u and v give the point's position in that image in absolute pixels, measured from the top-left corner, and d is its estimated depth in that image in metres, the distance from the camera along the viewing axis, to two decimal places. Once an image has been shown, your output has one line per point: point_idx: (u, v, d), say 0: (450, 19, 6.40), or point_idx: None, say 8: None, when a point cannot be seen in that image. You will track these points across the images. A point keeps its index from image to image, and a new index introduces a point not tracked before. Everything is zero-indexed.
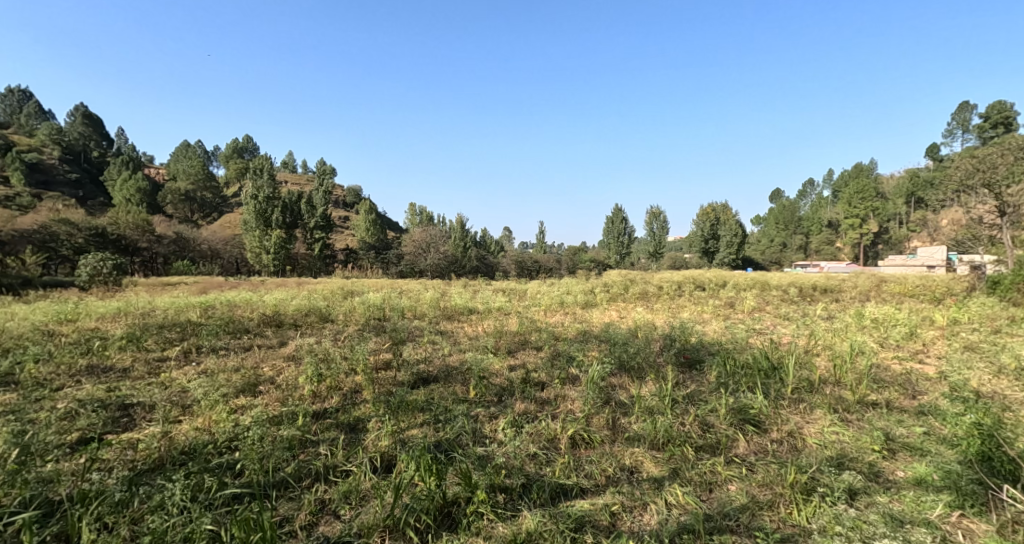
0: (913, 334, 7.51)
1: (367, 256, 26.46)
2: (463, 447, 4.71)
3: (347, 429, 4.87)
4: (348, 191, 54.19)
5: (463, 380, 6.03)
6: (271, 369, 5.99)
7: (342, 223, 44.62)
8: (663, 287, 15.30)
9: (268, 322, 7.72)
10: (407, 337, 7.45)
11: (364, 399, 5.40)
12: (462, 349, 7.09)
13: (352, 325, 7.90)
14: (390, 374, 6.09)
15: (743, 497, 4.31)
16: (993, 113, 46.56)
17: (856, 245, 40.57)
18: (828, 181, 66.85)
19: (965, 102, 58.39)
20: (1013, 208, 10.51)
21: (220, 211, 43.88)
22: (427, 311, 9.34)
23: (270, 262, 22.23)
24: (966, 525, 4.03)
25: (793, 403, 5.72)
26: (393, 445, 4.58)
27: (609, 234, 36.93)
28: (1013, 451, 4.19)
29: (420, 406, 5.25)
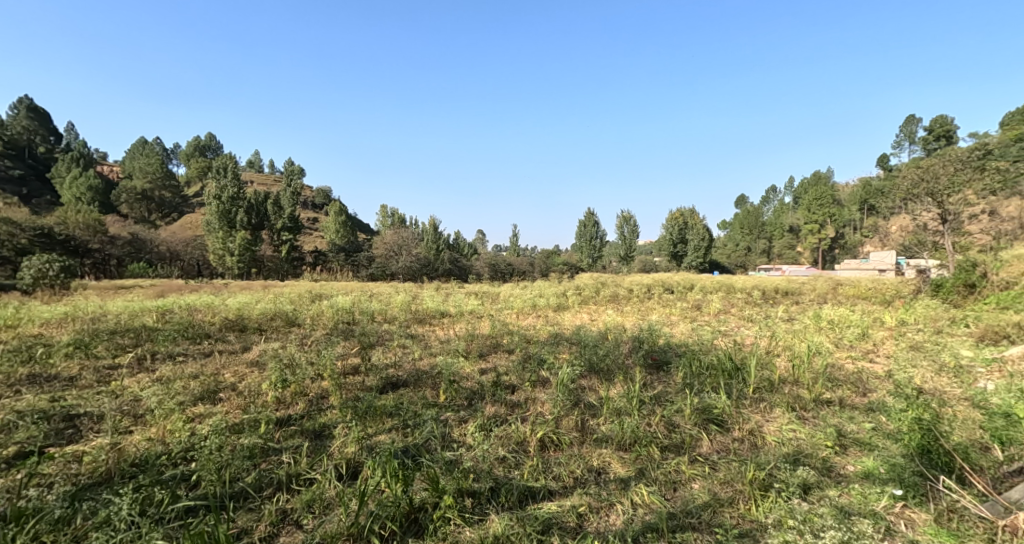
0: (865, 334, 7.86)
1: (337, 259, 26.23)
2: (431, 452, 4.76)
3: (312, 436, 4.89)
4: (317, 192, 53.36)
5: (433, 384, 6.10)
6: (233, 375, 5.96)
7: (310, 224, 44.32)
8: (633, 290, 15.58)
9: (231, 326, 7.66)
10: (376, 341, 7.47)
11: (330, 405, 5.43)
12: (432, 353, 7.14)
13: (319, 329, 7.88)
14: (358, 379, 6.13)
15: (705, 495, 4.47)
16: (936, 127, 49.18)
17: (815, 250, 41.96)
18: (789, 187, 68.71)
19: (910, 116, 61.14)
20: (954, 216, 11.09)
21: (182, 212, 42.81)
22: (398, 315, 9.35)
23: (235, 264, 21.86)
24: (909, 515, 4.21)
25: (753, 403, 5.94)
26: (360, 451, 4.61)
27: (580, 238, 37.27)
28: (951, 445, 4.46)
29: (387, 410, 5.30)
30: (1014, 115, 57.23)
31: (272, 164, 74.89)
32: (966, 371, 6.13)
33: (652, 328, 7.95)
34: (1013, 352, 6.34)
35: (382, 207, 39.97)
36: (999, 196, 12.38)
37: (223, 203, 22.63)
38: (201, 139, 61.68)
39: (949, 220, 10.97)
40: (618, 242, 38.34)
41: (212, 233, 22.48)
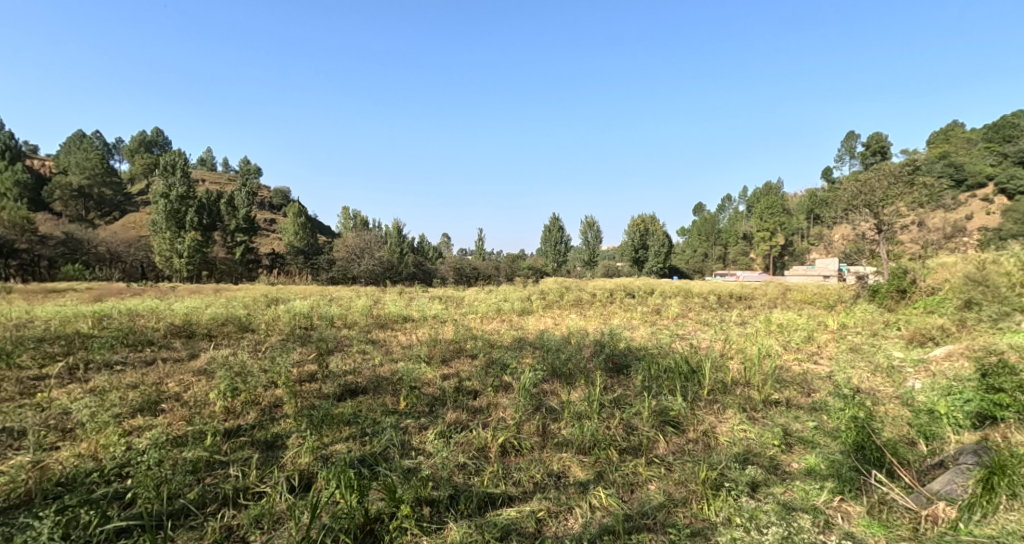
0: (810, 337, 8.27)
1: (295, 263, 25.80)
2: (389, 460, 4.82)
3: (263, 447, 4.88)
4: (274, 191, 52.35)
5: (394, 390, 6.15)
6: (178, 384, 5.89)
7: (266, 226, 43.30)
8: (596, 294, 15.82)
9: (177, 332, 7.54)
10: (335, 347, 7.45)
11: (284, 413, 5.43)
12: (393, 359, 7.17)
13: (274, 335, 7.82)
14: (314, 386, 6.12)
15: (661, 496, 4.65)
16: (872, 143, 51.97)
17: (767, 256, 43.57)
18: (741, 197, 70.78)
19: (850, 133, 64.23)
20: (888, 227, 11.76)
21: (124, 211, 41.13)
22: (358, 320, 9.32)
23: (183, 267, 21.15)
24: (845, 508, 4.42)
25: (707, 404, 6.20)
26: (314, 462, 4.63)
27: (545, 243, 37.49)
28: (881, 440, 4.72)
29: (345, 418, 5.33)
30: (939, 133, 61.10)
31: (224, 164, 73.17)
32: (897, 371, 6.54)
33: (613, 332, 8.16)
34: (938, 352, 6.80)
35: (343, 207, 39.38)
36: (926, 208, 13.25)
37: (172, 203, 21.57)
38: (143, 134, 59.87)
39: (885, 230, 11.66)
40: (582, 247, 38.71)
41: (158, 233, 21.53)
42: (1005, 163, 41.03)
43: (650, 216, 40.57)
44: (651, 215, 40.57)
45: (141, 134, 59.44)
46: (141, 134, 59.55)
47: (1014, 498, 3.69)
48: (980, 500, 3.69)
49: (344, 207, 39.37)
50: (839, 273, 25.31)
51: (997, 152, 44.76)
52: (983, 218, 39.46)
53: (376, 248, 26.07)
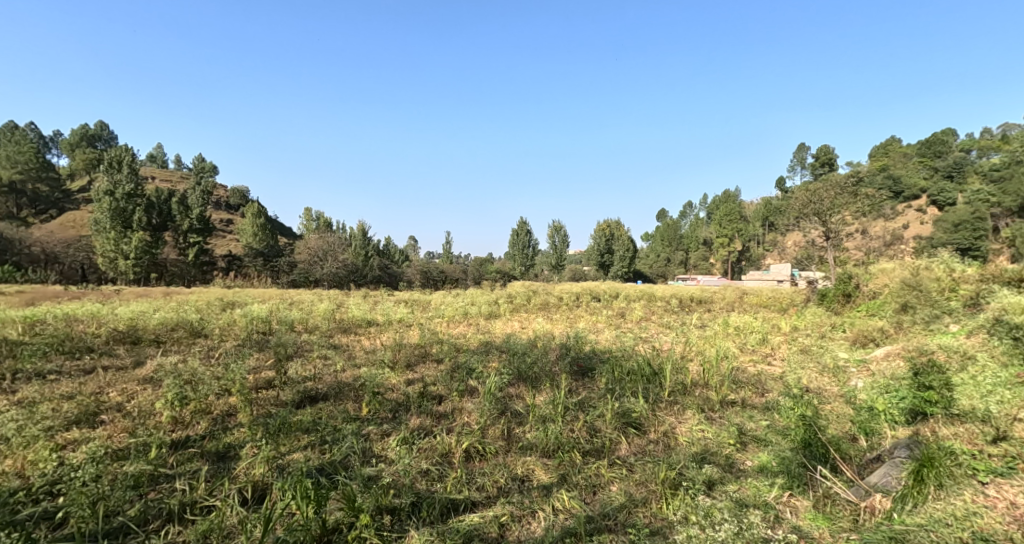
0: (765, 339, 8.59)
1: (254, 265, 25.24)
2: (349, 468, 4.83)
3: (214, 459, 4.84)
4: (230, 191, 51.07)
5: (356, 396, 6.17)
6: (120, 394, 5.78)
7: (222, 227, 42.27)
8: (562, 298, 16.00)
9: (121, 339, 7.39)
10: (295, 352, 7.40)
11: (237, 423, 5.40)
12: (355, 365, 7.16)
13: (228, 340, 7.71)
14: (272, 393, 6.09)
15: (622, 497, 4.77)
16: (820, 155, 54.08)
17: (725, 262, 44.79)
18: (700, 204, 72.58)
19: (800, 144, 66.78)
20: (836, 234, 12.32)
21: (61, 209, 39.36)
22: (320, 324, 9.27)
23: (129, 268, 20.41)
24: (794, 502, 4.59)
25: (668, 405, 6.41)
26: (268, 473, 4.61)
27: (513, 247, 37.66)
28: (827, 437, 4.94)
29: (303, 427, 5.32)
30: (880, 147, 64.22)
31: (176, 161, 71.00)
32: (842, 371, 6.88)
33: (578, 335, 8.32)
34: (879, 352, 7.18)
35: (308, 207, 38.79)
36: (870, 216, 13.97)
37: (117, 201, 20.95)
38: (83, 127, 57.49)
39: (833, 237, 12.24)
40: (549, 251, 39.07)
41: (102, 232, 20.73)
42: (937, 177, 43.61)
43: (615, 221, 41.22)
44: (616, 220, 41.20)
45: (83, 129, 57.25)
46: (83, 129, 57.33)
47: (941, 488, 3.87)
48: (911, 491, 3.85)
49: (309, 207, 38.78)
50: (791, 278, 26.34)
51: (933, 164, 47.45)
52: (919, 227, 41.78)
53: (340, 250, 25.75)
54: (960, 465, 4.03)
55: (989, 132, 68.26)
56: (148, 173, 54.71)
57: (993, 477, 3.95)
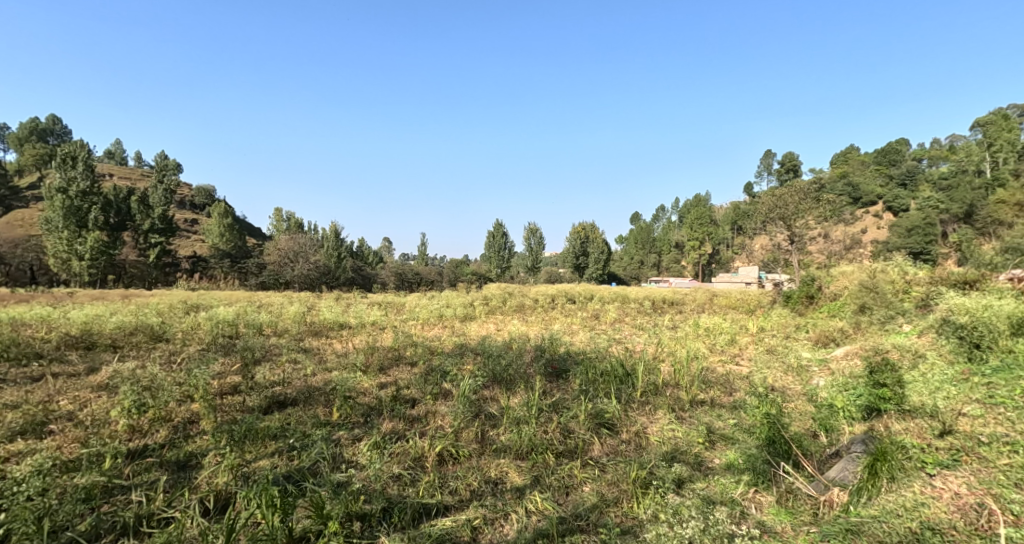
0: (733, 340, 8.80)
1: (221, 267, 24.41)
2: (318, 475, 4.82)
3: (174, 468, 4.78)
4: (195, 191, 49.97)
5: (326, 401, 6.15)
6: (72, 401, 5.66)
7: (187, 227, 41.32)
8: (537, 300, 16.08)
9: (74, 344, 7.23)
10: (262, 356, 7.34)
11: (199, 430, 5.35)
12: (326, 369, 7.13)
13: (192, 345, 7.61)
14: (238, 399, 6.03)
15: (594, 497, 4.84)
16: (785, 161, 55.49)
17: (696, 264, 45.59)
18: (672, 208, 73.72)
19: (767, 151, 68.41)
20: (800, 238, 12.71)
21: (11, 207, 37.87)
22: (289, 328, 9.19)
23: (84, 269, 19.74)
24: (759, 499, 4.65)
25: (640, 405, 6.54)
26: (232, 482, 4.56)
27: (489, 248, 37.73)
28: (789, 434, 5.01)
29: (271, 433, 5.29)
30: (842, 154, 66.36)
31: (136, 158, 69.14)
32: (806, 370, 7.11)
33: (553, 337, 8.42)
34: (838, 352, 7.44)
35: (275, 207, 37.99)
36: (831, 221, 14.47)
37: (71, 199, 20.38)
38: (36, 123, 55.56)
39: (797, 241, 12.63)
40: (524, 253, 39.26)
41: (53, 232, 20.03)
42: (892, 185, 45.32)
43: (590, 223, 41.54)
44: (592, 222, 41.51)
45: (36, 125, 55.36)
46: (36, 125, 55.42)
47: (892, 480, 4.05)
48: (866, 484, 3.99)
49: (276, 208, 37.99)
50: (758, 280, 27.02)
51: (887, 172, 49.41)
52: (876, 232, 43.34)
53: (311, 251, 25.42)
54: (909, 459, 4.22)
55: (938, 143, 71.39)
56: (108, 170, 53.10)
57: (939, 469, 4.13)
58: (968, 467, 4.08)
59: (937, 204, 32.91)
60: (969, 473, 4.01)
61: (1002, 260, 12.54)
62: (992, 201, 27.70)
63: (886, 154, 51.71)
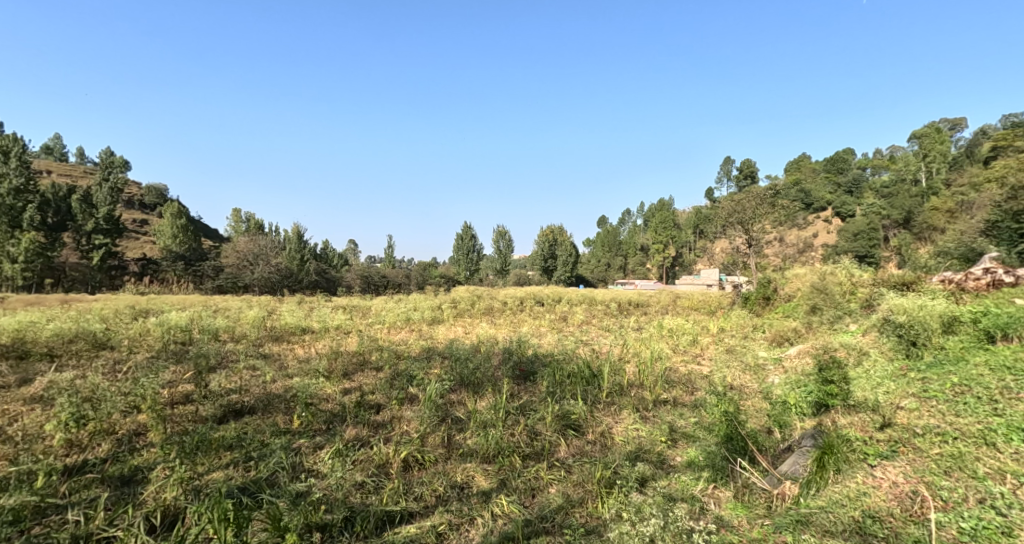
0: (694, 340, 9.04)
1: (173, 270, 23.48)
2: (276, 486, 4.78)
3: (117, 484, 4.67)
4: (145, 190, 48.32)
5: (286, 408, 6.11)
6: (5, 415, 5.46)
7: (138, 229, 39.94)
8: (506, 303, 16.13)
9: (7, 353, 6.95)
10: (218, 364, 7.22)
11: (145, 443, 5.25)
12: (287, 375, 7.07)
13: (140, 353, 7.44)
14: (190, 408, 5.93)
15: (559, 498, 4.92)
16: (744, 166, 57.15)
17: (661, 267, 46.43)
18: (637, 212, 74.93)
19: (726, 157, 70.16)
20: (757, 242, 13.15)
21: None
22: (248, 333, 9.06)
23: (17, 272, 18.15)
24: (717, 494, 4.70)
25: (605, 406, 6.68)
26: (182, 496, 4.46)
27: (457, 251, 37.64)
28: (745, 431, 5.15)
29: (226, 443, 5.23)
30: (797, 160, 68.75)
31: (79, 154, 66.49)
32: (762, 368, 7.38)
33: (521, 340, 8.50)
34: (792, 351, 7.73)
35: (235, 209, 37.27)
36: (785, 225, 15.05)
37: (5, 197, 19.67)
38: None
39: (755, 245, 13.07)
40: (494, 256, 39.26)
41: None
42: (839, 193, 47.44)
43: (557, 226, 41.81)
44: (559, 226, 41.80)
45: None
46: None
47: (838, 472, 4.27)
48: (815, 476, 4.19)
49: (235, 209, 37.27)
50: (719, 282, 27.82)
51: (836, 179, 51.57)
52: (827, 236, 45.06)
53: (272, 254, 25.02)
54: (853, 451, 4.45)
55: (879, 152, 75.05)
56: (53, 169, 50.93)
57: (880, 460, 4.36)
58: (904, 457, 4.32)
59: (880, 209, 34.57)
60: (905, 463, 4.25)
61: (935, 264, 13.38)
62: (927, 208, 29.35)
63: (833, 162, 53.90)
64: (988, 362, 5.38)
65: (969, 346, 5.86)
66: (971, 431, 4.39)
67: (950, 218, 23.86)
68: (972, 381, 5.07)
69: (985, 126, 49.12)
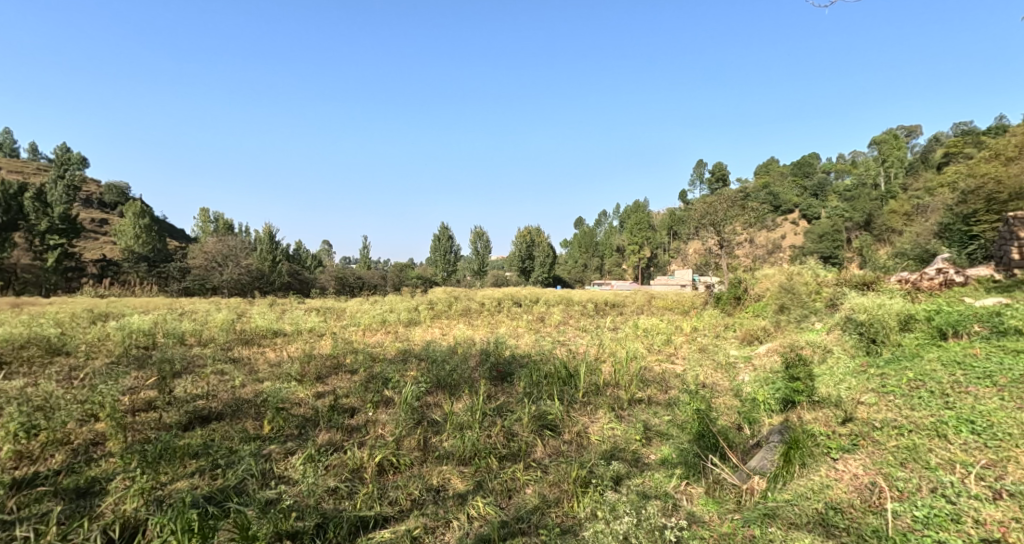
0: (669, 340, 9.18)
1: (136, 271, 22.90)
2: (246, 493, 4.74)
3: (73, 496, 4.57)
4: (104, 188, 47.07)
5: (256, 414, 6.05)
6: None
7: (98, 230, 38.86)
8: (483, 304, 16.16)
9: None
10: (184, 370, 7.11)
11: (103, 453, 5.15)
12: (257, 379, 7.00)
13: (99, 359, 7.27)
14: (153, 416, 5.83)
15: (536, 499, 4.97)
16: (715, 169, 58.30)
17: (636, 268, 46.88)
18: (614, 213, 75.62)
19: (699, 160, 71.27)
20: (729, 243, 13.41)
21: None
22: (216, 337, 8.92)
23: None
24: (689, 490, 4.79)
25: (582, 405, 6.76)
26: (142, 508, 4.41)
27: (434, 252, 37.52)
28: (717, 428, 5.23)
29: (192, 451, 5.15)
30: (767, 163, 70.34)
31: (33, 150, 64.61)
32: (733, 366, 7.55)
33: (498, 341, 8.53)
34: (762, 349, 7.92)
35: (201, 208, 36.61)
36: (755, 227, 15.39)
37: None
38: None
39: (726, 246, 13.33)
40: (471, 257, 39.25)
41: None
42: (806, 196, 48.86)
43: (534, 227, 41.98)
44: (535, 226, 41.97)
45: None
46: None
47: (803, 466, 4.41)
48: (782, 471, 4.33)
49: (202, 208, 36.61)
50: (692, 283, 28.33)
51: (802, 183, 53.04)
52: (794, 238, 46.17)
53: (242, 255, 24.64)
54: (817, 445, 4.60)
55: (843, 157, 77.42)
56: (8, 167, 49.22)
57: (842, 453, 4.51)
58: (864, 450, 4.48)
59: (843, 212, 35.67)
60: (865, 456, 4.41)
61: (894, 264, 13.88)
62: (887, 210, 30.39)
63: (800, 166, 55.26)
64: (940, 357, 5.61)
65: (923, 343, 6.10)
66: (925, 424, 4.56)
67: (907, 221, 24.75)
68: (926, 376, 5.29)
69: (938, 133, 51.32)
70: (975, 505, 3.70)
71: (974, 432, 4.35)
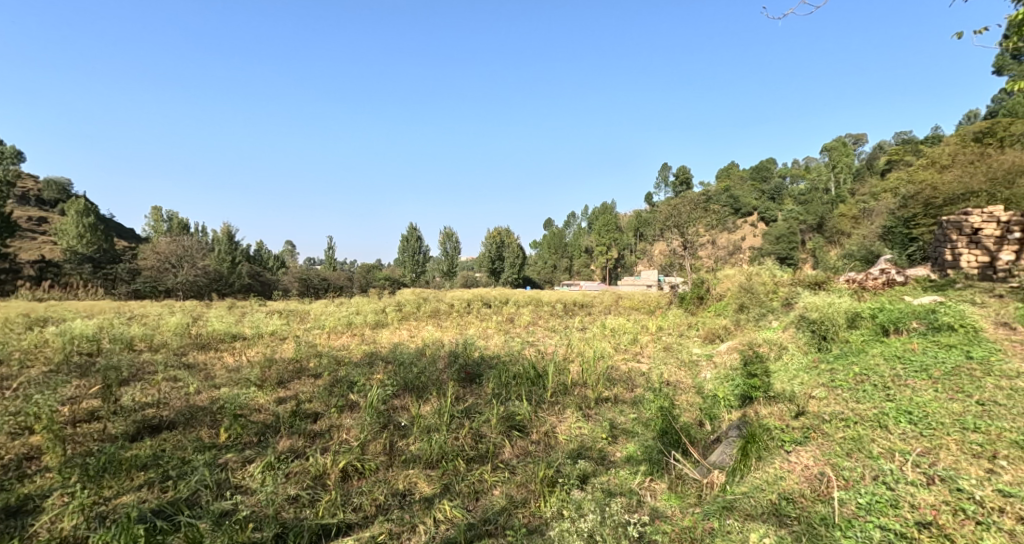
0: (635, 339, 9.35)
1: (80, 274, 22.05)
2: (201, 505, 4.68)
3: (3, 516, 4.43)
4: (45, 184, 45.16)
5: (212, 421, 5.96)
6: None
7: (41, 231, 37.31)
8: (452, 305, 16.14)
9: None
10: (131, 378, 6.93)
11: (39, 468, 5.00)
12: (213, 385, 6.88)
13: (37, 367, 7.02)
14: (96, 427, 5.69)
15: (502, 501, 5.03)
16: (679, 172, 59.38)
17: (604, 269, 47.45)
18: (582, 213, 76.39)
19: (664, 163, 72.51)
20: (691, 244, 13.72)
21: None
22: (168, 342, 8.72)
23: None
24: (653, 486, 4.91)
25: (550, 405, 6.86)
26: (83, 524, 4.32)
27: (403, 252, 37.23)
28: (679, 425, 5.37)
29: (139, 463, 5.05)
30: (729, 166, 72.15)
31: None
32: (697, 364, 7.74)
33: (466, 342, 8.57)
34: (723, 348, 8.16)
35: (154, 207, 35.45)
36: (717, 229, 15.81)
37: None
38: None
39: (689, 246, 13.65)
40: (440, 258, 39.07)
41: None
42: (763, 199, 50.32)
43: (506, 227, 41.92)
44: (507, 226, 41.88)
45: None
46: None
47: (758, 459, 4.58)
48: (738, 465, 4.49)
49: (156, 207, 35.50)
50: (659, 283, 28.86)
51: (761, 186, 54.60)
52: (755, 240, 47.42)
53: (198, 256, 23.91)
54: (772, 439, 4.78)
55: (799, 162, 80.06)
56: None
57: (794, 446, 4.70)
58: (815, 442, 4.67)
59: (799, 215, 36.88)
60: (815, 448, 4.60)
61: (843, 265, 14.45)
62: (837, 214, 31.54)
63: (758, 170, 56.92)
64: (883, 352, 5.89)
65: (868, 339, 6.39)
66: (869, 416, 4.79)
67: (855, 225, 25.72)
68: (871, 371, 5.54)
69: (882, 141, 53.58)
70: (912, 490, 3.91)
71: (912, 422, 4.59)
